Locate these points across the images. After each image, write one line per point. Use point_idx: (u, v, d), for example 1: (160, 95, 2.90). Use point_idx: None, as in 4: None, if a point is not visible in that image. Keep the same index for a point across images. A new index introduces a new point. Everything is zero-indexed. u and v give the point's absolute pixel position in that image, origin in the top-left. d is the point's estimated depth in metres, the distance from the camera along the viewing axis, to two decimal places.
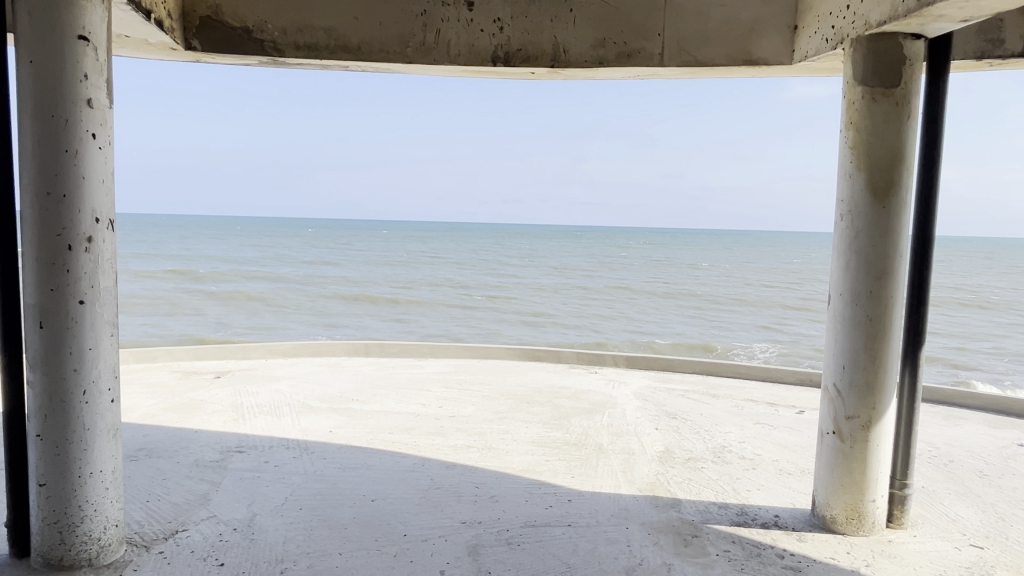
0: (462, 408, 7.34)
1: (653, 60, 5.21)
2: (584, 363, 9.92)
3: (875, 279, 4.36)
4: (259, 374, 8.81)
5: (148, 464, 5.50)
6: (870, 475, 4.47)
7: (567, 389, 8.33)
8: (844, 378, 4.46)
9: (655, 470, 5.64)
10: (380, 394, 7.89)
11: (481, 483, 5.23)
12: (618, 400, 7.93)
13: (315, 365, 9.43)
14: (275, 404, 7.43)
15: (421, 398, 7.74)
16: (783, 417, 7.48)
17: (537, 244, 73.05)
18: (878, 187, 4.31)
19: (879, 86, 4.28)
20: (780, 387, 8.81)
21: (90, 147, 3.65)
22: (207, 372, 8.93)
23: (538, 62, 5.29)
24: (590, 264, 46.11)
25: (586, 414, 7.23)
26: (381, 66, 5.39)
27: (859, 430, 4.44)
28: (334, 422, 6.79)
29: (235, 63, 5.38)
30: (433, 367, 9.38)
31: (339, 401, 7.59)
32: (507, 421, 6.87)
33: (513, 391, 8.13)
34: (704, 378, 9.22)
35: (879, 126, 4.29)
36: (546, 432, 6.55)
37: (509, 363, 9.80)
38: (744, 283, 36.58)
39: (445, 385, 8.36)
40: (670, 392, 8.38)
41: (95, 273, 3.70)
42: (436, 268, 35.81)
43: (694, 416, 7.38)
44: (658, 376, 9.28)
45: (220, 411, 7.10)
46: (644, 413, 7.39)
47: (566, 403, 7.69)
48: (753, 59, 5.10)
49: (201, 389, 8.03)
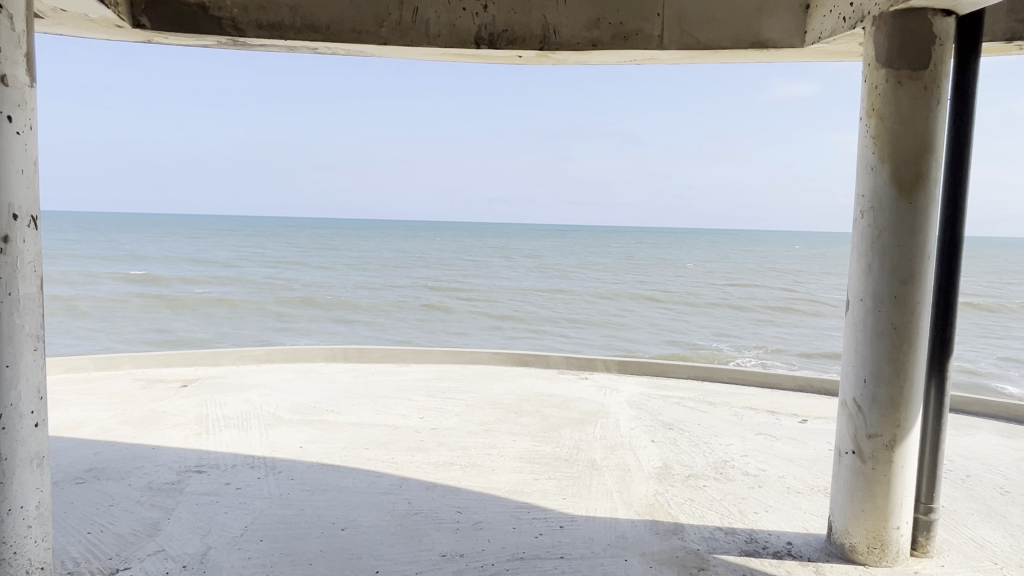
0: (446, 420, 6.85)
1: (651, 42, 4.75)
2: (573, 369, 9.46)
3: (901, 283, 3.93)
4: (229, 383, 8.27)
5: (95, 488, 4.97)
6: (895, 500, 4.04)
7: (556, 397, 7.88)
8: (866, 394, 4.03)
9: (653, 489, 5.18)
10: (358, 404, 7.39)
11: (463, 507, 4.74)
12: (610, 409, 7.49)
13: (289, 372, 8.90)
14: (243, 417, 6.91)
15: (402, 408, 7.25)
16: (786, 426, 7.06)
17: (522, 245, 72.63)
18: (903, 181, 3.89)
19: (905, 67, 3.85)
20: (779, 394, 8.39)
21: (6, 132, 3.13)
22: (172, 381, 8.38)
23: (525, 44, 4.81)
24: (577, 265, 45.68)
25: (578, 425, 6.78)
26: (354, 48, 4.90)
27: (882, 450, 4.01)
28: (305, 436, 6.28)
29: (191, 44, 4.86)
30: (416, 374, 8.88)
31: (313, 412, 7.08)
32: (493, 434, 6.39)
33: (501, 400, 7.65)
34: (700, 384, 8.80)
35: (906, 112, 3.86)
36: (535, 446, 6.08)
37: (495, 369, 9.31)
38: (732, 284, 36.29)
39: (427, 394, 7.88)
40: (665, 400, 7.93)
41: (13, 279, 3.19)
42: (421, 270, 35.26)
43: (691, 426, 6.94)
44: (652, 382, 8.84)
45: (183, 424, 6.57)
46: (639, 424, 6.94)
47: (556, 413, 7.22)
48: (761, 41, 4.65)
49: (164, 399, 7.49)
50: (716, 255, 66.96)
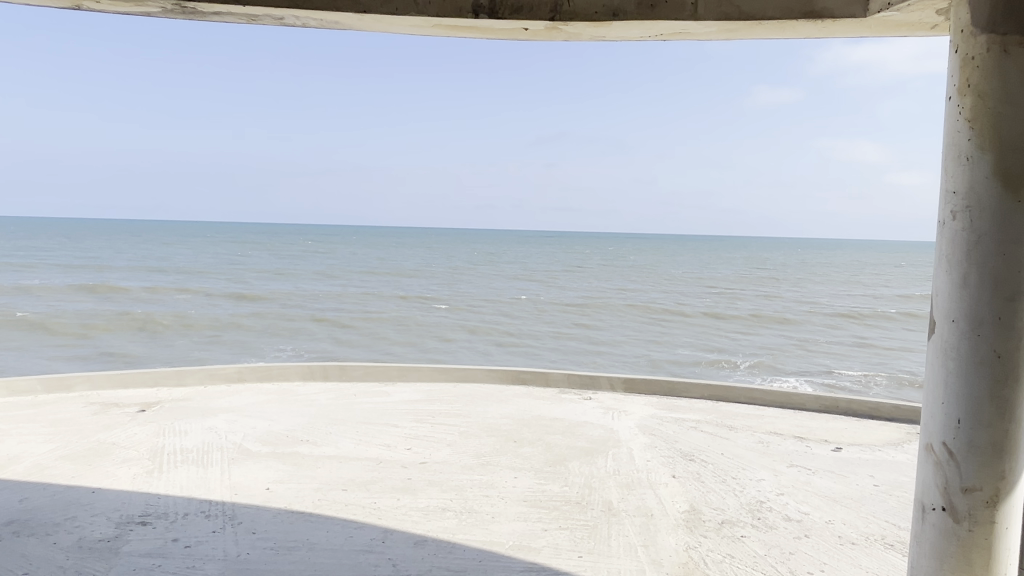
0: (436, 452, 6.02)
1: (684, 11, 3.97)
2: (575, 388, 8.65)
3: (1005, 302, 3.16)
4: (192, 408, 7.40)
5: (11, 548, 4.09)
6: (997, 568, 3.26)
7: (559, 422, 7.08)
8: (960, 438, 3.26)
9: (684, 543, 4.38)
10: (337, 433, 6.54)
11: (459, 572, 3.91)
12: (621, 437, 6.69)
13: (262, 395, 8.03)
14: (205, 449, 6.05)
15: (386, 437, 6.42)
16: (819, 456, 6.30)
17: (507, 251, 71.81)
18: (1009, 174, 3.12)
19: (1014, 32, 3.08)
20: (803, 416, 7.63)
21: None
22: (129, 404, 7.49)
23: (533, 12, 4.03)
24: (564, 272, 44.91)
25: (587, 457, 5.99)
26: (328, 18, 4.10)
27: (982, 507, 3.23)
28: (275, 475, 5.45)
29: (132, 10, 4.05)
30: (403, 395, 8.06)
31: (285, 443, 6.23)
32: (491, 470, 5.57)
33: (497, 426, 6.83)
34: (714, 405, 8.04)
35: (1012, 89, 3.10)
36: (540, 486, 5.26)
37: (490, 389, 8.49)
38: (723, 292, 35.72)
39: (415, 419, 7.05)
40: (680, 426, 7.15)
41: None
42: (406, 278, 34.32)
43: (714, 457, 6.16)
44: (662, 403, 8.06)
45: (133, 460, 5.70)
46: (655, 455, 6.15)
47: (561, 442, 6.42)
48: (814, 10, 3.90)
49: (116, 427, 6.60)
50: (704, 261, 66.48)
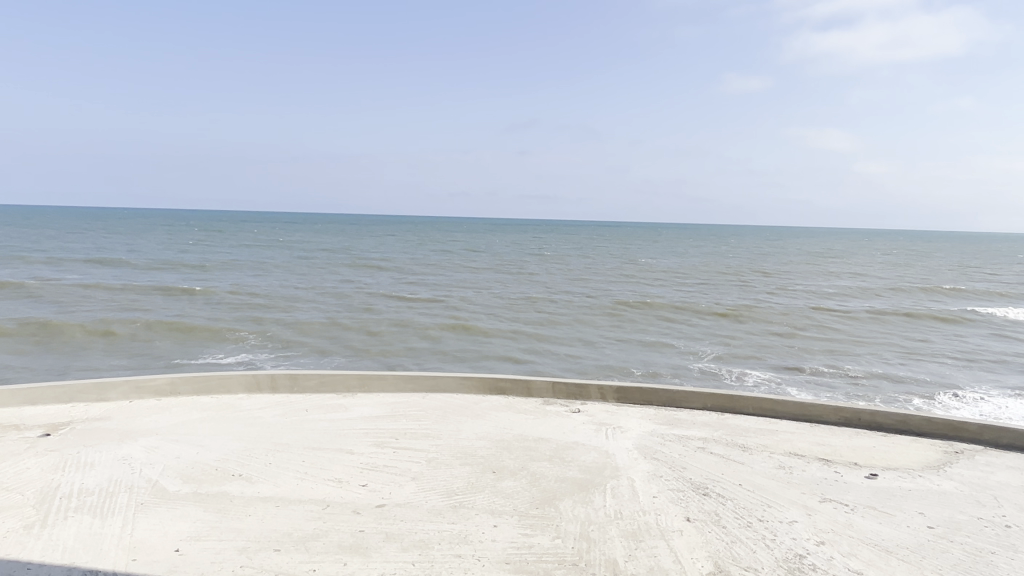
0: (398, 490, 4.95)
1: None
2: (561, 399, 7.61)
3: None
4: (109, 431, 6.21)
5: None
6: None
7: (545, 444, 6.03)
8: None
9: None
10: (278, 465, 5.42)
11: None
12: (619, 463, 5.67)
13: (196, 412, 6.87)
14: (111, 490, 4.89)
15: (338, 469, 5.32)
16: (853, 485, 5.34)
17: (477, 241, 70.20)
18: None
19: None
20: (821, 432, 6.68)
21: None
22: (32, 426, 6.27)
23: None
24: (538, 261, 43.71)
25: (582, 494, 4.95)
26: None
27: None
28: (191, 528, 4.31)
29: None
30: (363, 410, 6.94)
31: (212, 480, 5.09)
32: (464, 517, 4.52)
33: (471, 453, 5.76)
34: (719, 417, 7.08)
35: None
36: (525, 539, 4.21)
37: (464, 401, 7.40)
38: (700, 283, 34.85)
39: (375, 443, 5.94)
40: (685, 446, 6.14)
41: None
42: (375, 268, 32.87)
43: (732, 490, 5.16)
44: (660, 415, 7.06)
45: (14, 509, 4.51)
46: (663, 488, 5.14)
47: (548, 472, 5.37)
48: None
49: (6, 460, 5.40)
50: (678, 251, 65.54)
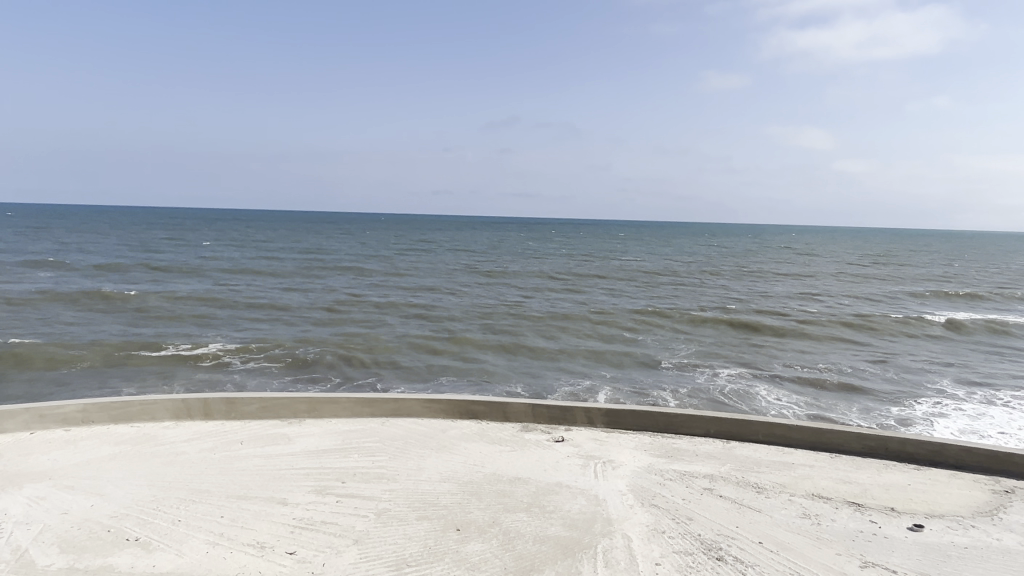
0: (334, 561, 3.91)
1: None
2: (542, 424, 6.59)
3: None
4: None
5: None
6: None
7: (521, 488, 5.00)
8: None
9: None
10: (189, 524, 4.33)
11: None
12: (612, 514, 4.65)
13: (106, 447, 5.75)
14: None
15: (261, 530, 4.25)
16: (896, 541, 4.37)
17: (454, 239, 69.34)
18: None
19: None
20: (845, 465, 5.73)
21: None
22: None
23: None
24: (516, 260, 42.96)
25: (566, 563, 3.93)
26: None
27: None
28: None
29: None
30: (308, 442, 5.88)
31: (98, 548, 4.01)
32: None
33: (431, 502, 4.73)
34: (725, 446, 6.10)
35: None
36: None
37: (428, 428, 6.37)
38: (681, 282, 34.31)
39: (315, 491, 4.87)
40: (689, 486, 5.15)
41: None
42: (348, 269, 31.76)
43: (752, 551, 4.17)
44: (658, 445, 6.07)
45: None
46: (669, 551, 4.13)
47: (525, 530, 4.34)
48: None
49: None
50: (657, 250, 65.22)
